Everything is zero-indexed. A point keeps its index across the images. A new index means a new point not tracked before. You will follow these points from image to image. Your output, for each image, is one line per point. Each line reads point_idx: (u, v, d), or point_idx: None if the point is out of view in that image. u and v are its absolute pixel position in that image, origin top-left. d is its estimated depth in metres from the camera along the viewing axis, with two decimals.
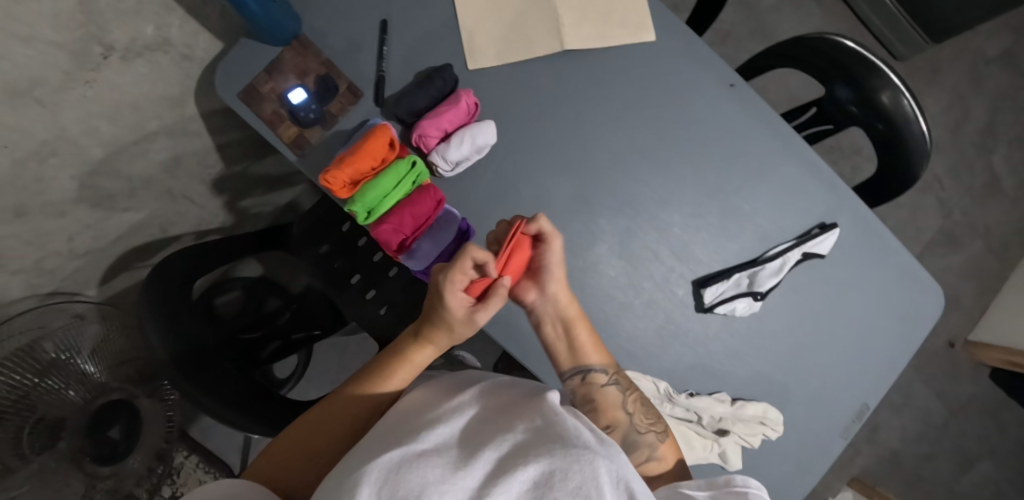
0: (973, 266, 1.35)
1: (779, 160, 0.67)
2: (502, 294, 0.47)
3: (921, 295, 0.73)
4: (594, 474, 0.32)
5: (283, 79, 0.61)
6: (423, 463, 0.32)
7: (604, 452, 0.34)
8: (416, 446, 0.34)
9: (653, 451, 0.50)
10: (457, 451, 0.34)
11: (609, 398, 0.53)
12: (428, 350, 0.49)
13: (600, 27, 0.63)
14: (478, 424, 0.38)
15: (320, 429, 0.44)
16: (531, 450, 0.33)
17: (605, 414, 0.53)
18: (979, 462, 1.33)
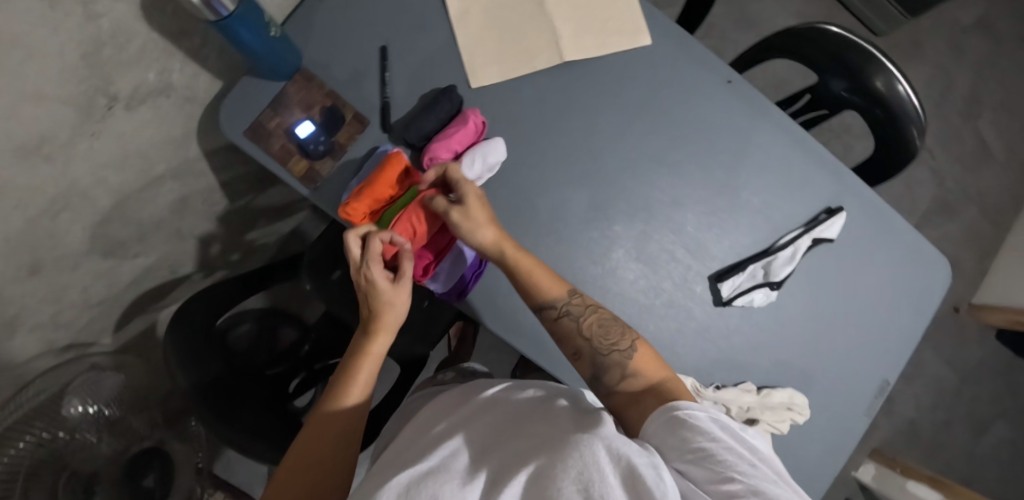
0: (970, 231, 1.38)
1: (783, 149, 0.68)
2: (409, 258, 0.53)
3: (928, 269, 0.74)
4: (592, 454, 0.33)
5: (289, 114, 0.62)
6: (425, 480, 0.35)
7: (605, 435, 0.35)
8: (423, 464, 0.38)
9: (624, 368, 0.50)
10: (465, 466, 0.38)
11: (568, 328, 0.54)
12: (385, 338, 0.53)
13: (599, 36, 0.64)
14: (487, 440, 0.41)
15: (313, 444, 0.47)
16: (536, 455, 0.36)
17: (570, 344, 0.54)
18: (994, 424, 1.35)
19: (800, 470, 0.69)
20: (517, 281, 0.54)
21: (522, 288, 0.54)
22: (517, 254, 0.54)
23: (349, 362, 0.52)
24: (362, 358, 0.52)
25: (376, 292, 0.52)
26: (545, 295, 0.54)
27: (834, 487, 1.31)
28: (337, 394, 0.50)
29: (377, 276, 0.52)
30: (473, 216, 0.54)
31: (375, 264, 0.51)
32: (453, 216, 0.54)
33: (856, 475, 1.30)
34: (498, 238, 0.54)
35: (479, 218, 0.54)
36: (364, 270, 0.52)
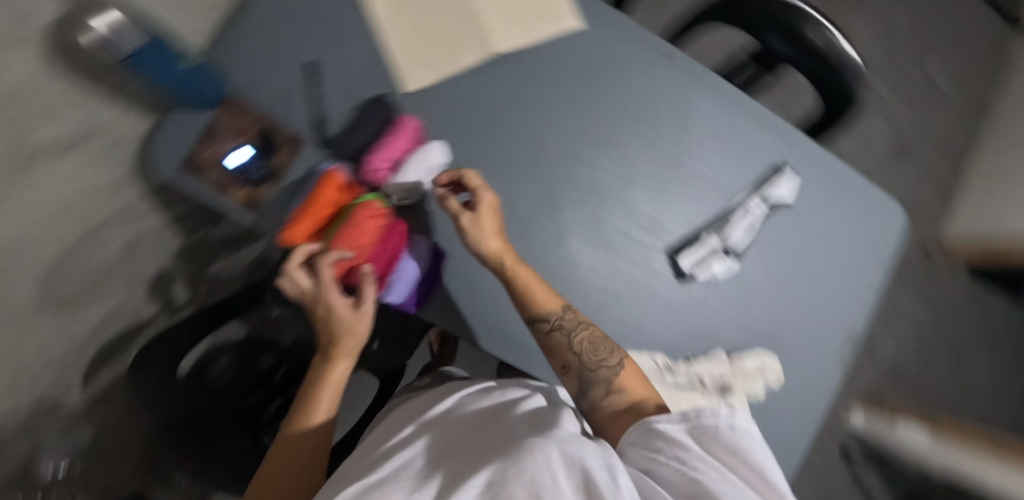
0: (929, 171, 1.41)
1: (724, 114, 0.69)
2: (370, 283, 0.52)
3: (881, 215, 0.76)
4: (546, 460, 0.35)
5: (222, 143, 0.61)
6: (379, 490, 0.36)
7: (558, 441, 0.37)
8: (375, 475, 0.39)
9: (610, 386, 0.50)
10: (421, 475, 0.38)
11: (559, 341, 0.53)
12: (344, 362, 0.52)
13: (527, 26, 0.65)
14: (445, 452, 0.43)
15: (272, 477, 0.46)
16: (487, 460, 0.37)
17: (558, 358, 0.54)
18: (975, 355, 1.39)
19: (780, 430, 0.69)
20: (517, 295, 0.53)
21: (520, 299, 0.53)
22: (519, 268, 0.53)
23: (309, 390, 0.51)
24: (324, 384, 0.51)
25: (335, 319, 0.51)
26: (541, 309, 0.53)
27: (830, 437, 1.34)
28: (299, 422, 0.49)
29: (335, 304, 0.51)
30: (484, 229, 0.54)
31: (331, 290, 0.51)
32: (462, 223, 0.54)
33: (847, 424, 1.35)
34: (501, 252, 0.53)
35: (487, 228, 0.54)
36: (321, 297, 0.52)
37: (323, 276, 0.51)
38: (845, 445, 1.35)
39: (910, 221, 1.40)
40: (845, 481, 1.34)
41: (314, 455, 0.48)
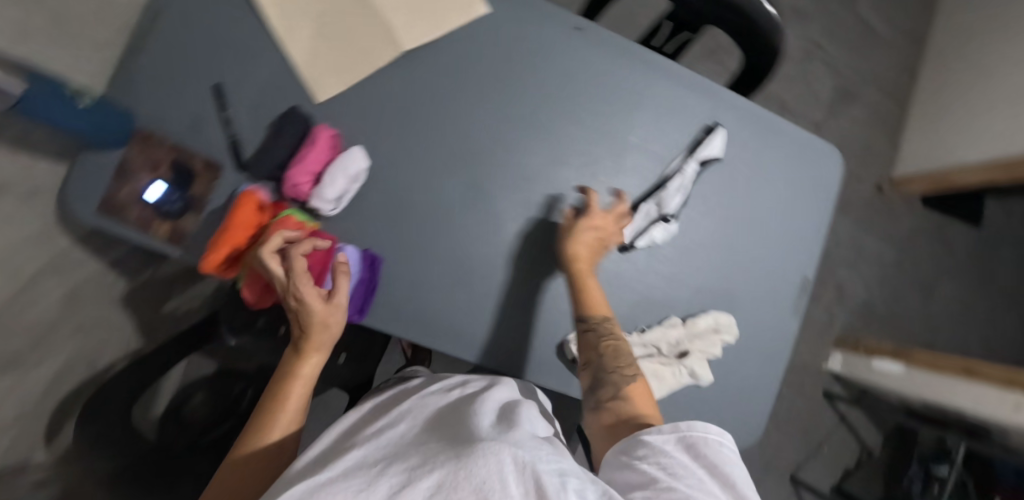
0: (875, 111, 1.43)
1: (649, 83, 0.68)
2: (345, 277, 0.50)
3: (817, 160, 0.76)
4: (498, 464, 0.33)
5: (136, 179, 0.58)
6: (328, 488, 0.34)
7: (511, 445, 0.36)
8: (325, 474, 0.37)
9: (618, 392, 0.54)
10: (374, 471, 0.37)
11: (590, 340, 0.57)
12: (316, 356, 0.51)
13: (433, 19, 0.62)
14: (402, 451, 0.41)
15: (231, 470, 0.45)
16: (438, 458, 0.36)
17: (583, 353, 0.58)
18: (941, 283, 1.43)
19: (743, 384, 0.71)
20: (576, 292, 0.60)
21: (577, 295, 0.60)
22: (588, 278, 0.60)
23: (277, 385, 0.50)
24: (294, 379, 0.50)
25: (308, 312, 0.49)
26: (595, 312, 0.58)
27: (812, 383, 1.37)
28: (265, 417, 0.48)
29: (311, 300, 0.49)
30: (580, 239, 0.60)
31: (305, 281, 0.48)
32: (564, 227, 0.62)
33: (827, 369, 1.38)
34: (581, 261, 0.60)
35: (581, 240, 0.60)
36: (291, 290, 0.49)
37: (295, 266, 0.48)
38: (827, 388, 1.38)
39: (863, 161, 1.42)
40: (831, 421, 1.38)
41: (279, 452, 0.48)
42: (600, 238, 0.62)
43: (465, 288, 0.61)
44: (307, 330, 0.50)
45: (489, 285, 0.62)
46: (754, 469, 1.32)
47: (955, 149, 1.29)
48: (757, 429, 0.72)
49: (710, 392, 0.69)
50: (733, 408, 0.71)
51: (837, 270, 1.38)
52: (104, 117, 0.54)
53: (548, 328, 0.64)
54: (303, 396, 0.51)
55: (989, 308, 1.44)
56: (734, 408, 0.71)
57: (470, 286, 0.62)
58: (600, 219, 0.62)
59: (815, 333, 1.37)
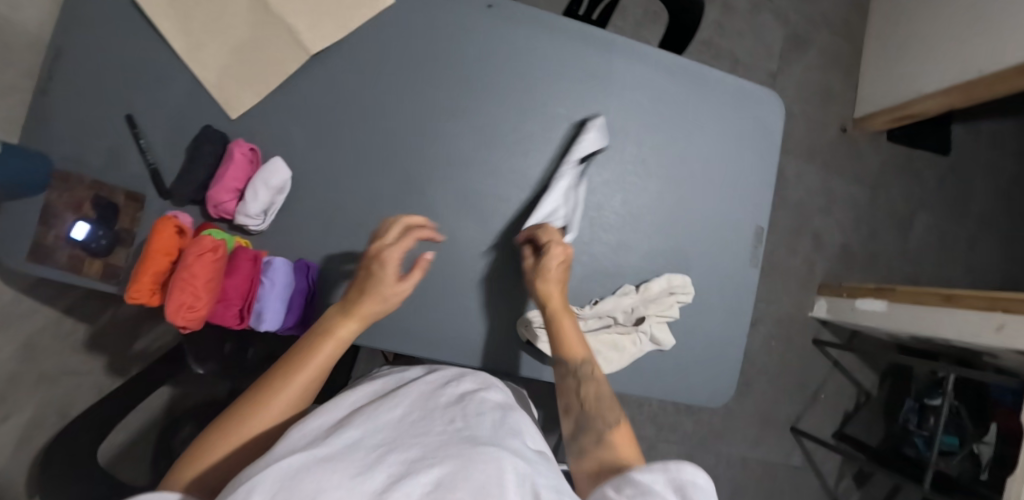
0: (828, 54, 1.42)
1: (570, 52, 0.66)
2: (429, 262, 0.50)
3: (761, 108, 0.73)
4: (500, 470, 0.30)
5: (61, 221, 0.57)
6: (323, 465, 0.29)
7: (511, 452, 0.33)
8: (319, 450, 0.31)
9: (601, 436, 0.47)
10: (371, 457, 0.31)
11: (570, 384, 0.53)
12: (355, 325, 0.47)
13: (338, 18, 0.60)
14: (405, 432, 0.35)
15: (230, 429, 0.39)
16: (439, 454, 0.31)
17: (562, 399, 0.53)
18: (917, 216, 1.43)
19: (710, 342, 0.70)
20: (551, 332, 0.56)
21: (552, 339, 0.55)
22: (563, 317, 0.56)
23: (306, 341, 0.46)
24: (323, 341, 0.45)
25: (382, 279, 0.48)
26: (571, 354, 0.54)
27: (801, 333, 1.37)
28: (277, 377, 0.43)
29: (391, 271, 0.48)
30: (547, 276, 0.56)
31: (396, 252, 0.49)
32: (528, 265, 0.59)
33: (812, 315, 1.37)
34: (552, 297, 0.56)
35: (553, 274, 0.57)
36: (378, 254, 0.49)
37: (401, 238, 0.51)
38: (816, 336, 1.38)
39: (824, 106, 1.41)
40: (825, 367, 1.38)
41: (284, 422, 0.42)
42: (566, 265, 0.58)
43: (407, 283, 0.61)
44: (365, 295, 0.48)
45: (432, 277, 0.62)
46: (753, 425, 1.34)
47: (915, 81, 1.26)
48: (732, 384, 0.71)
49: (677, 352, 0.69)
50: (704, 366, 0.70)
51: (811, 218, 1.38)
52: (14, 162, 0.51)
53: (502, 310, 0.64)
54: (325, 368, 0.45)
55: (967, 234, 1.44)
56: (705, 367, 0.70)
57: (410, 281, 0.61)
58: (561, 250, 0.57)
59: (797, 283, 1.37)
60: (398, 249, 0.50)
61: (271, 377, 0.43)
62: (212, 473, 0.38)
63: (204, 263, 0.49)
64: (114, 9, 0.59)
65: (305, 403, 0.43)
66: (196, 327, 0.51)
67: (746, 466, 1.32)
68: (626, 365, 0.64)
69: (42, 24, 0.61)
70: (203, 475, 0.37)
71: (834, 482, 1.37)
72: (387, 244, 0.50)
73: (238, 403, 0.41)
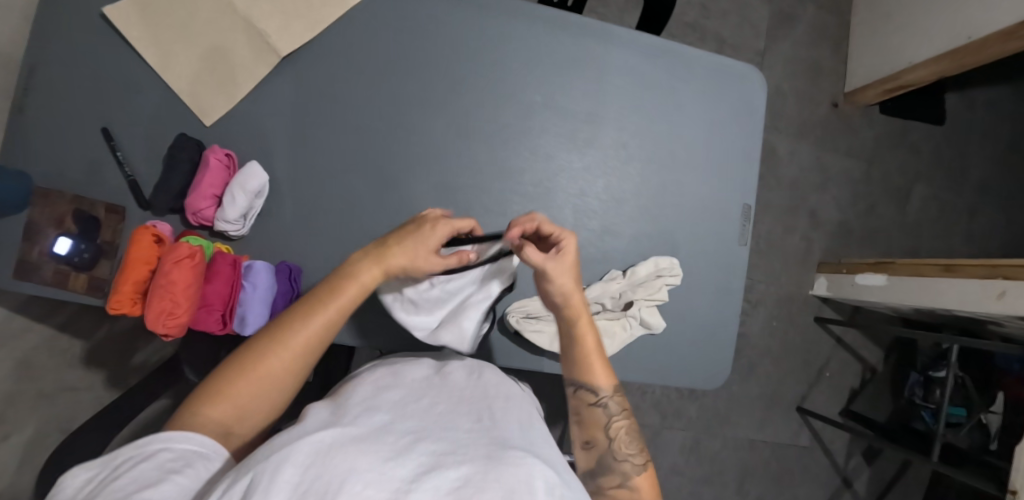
0: (816, 29, 1.40)
1: (544, 38, 0.65)
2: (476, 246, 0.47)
3: (743, 84, 0.71)
4: (528, 476, 0.30)
5: (45, 237, 0.57)
6: (359, 444, 0.29)
7: (541, 463, 0.33)
8: (353, 431, 0.31)
9: (625, 481, 0.48)
10: (401, 443, 0.31)
11: (597, 417, 0.51)
12: (378, 274, 0.44)
13: (307, 19, 0.60)
14: (433, 423, 0.35)
15: (249, 362, 0.40)
16: (468, 452, 0.32)
17: (585, 431, 0.51)
18: (914, 188, 1.41)
19: (702, 323, 0.70)
20: (570, 355, 0.52)
21: (572, 365, 0.51)
22: (586, 338, 0.50)
23: (330, 282, 0.44)
24: (344, 286, 0.43)
25: (423, 238, 0.45)
26: (593, 384, 0.51)
27: (802, 312, 1.36)
28: (295, 320, 0.42)
29: (432, 232, 0.46)
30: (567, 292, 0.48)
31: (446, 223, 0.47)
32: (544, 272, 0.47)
33: (813, 294, 1.36)
34: (579, 312, 0.49)
35: (565, 282, 0.48)
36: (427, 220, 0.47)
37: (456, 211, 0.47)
38: (817, 314, 1.37)
39: (814, 82, 1.39)
40: (828, 345, 1.36)
41: (301, 362, 0.42)
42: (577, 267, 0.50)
43: None
44: (394, 247, 0.45)
45: None
46: (758, 407, 1.33)
47: (904, 51, 1.23)
48: (727, 365, 0.70)
49: (669, 335, 0.68)
50: (696, 348, 0.69)
51: (807, 195, 1.37)
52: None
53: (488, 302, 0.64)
54: (344, 314, 0.43)
55: (966, 203, 1.42)
56: (698, 349, 0.69)
57: None
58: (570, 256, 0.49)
59: (795, 262, 1.36)
60: (450, 219, 0.47)
61: (289, 321, 0.42)
62: (232, 410, 0.39)
63: (182, 270, 0.50)
64: (84, 23, 0.59)
65: (324, 344, 0.43)
66: (179, 333, 0.52)
67: (753, 448, 1.32)
68: (616, 350, 0.63)
69: (14, 43, 0.60)
70: (223, 412, 0.38)
71: (843, 460, 1.36)
72: (438, 211, 0.48)
73: (257, 341, 0.41)
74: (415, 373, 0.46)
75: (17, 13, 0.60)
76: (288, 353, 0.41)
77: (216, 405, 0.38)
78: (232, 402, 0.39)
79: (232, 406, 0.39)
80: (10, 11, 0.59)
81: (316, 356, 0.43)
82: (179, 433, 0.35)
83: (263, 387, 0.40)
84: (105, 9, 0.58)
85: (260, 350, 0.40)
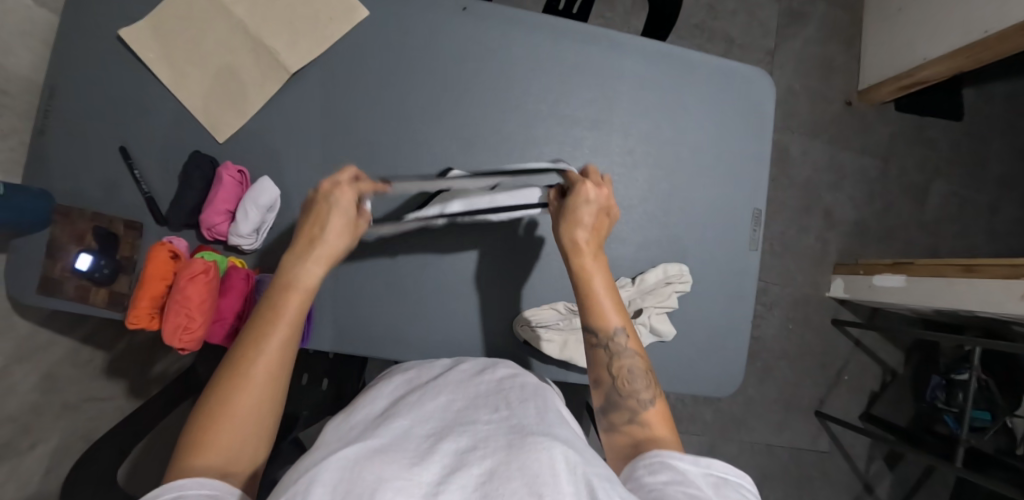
0: (827, 25, 1.38)
1: (547, 46, 0.65)
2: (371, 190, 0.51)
3: (751, 87, 0.70)
4: (550, 461, 0.30)
5: (67, 253, 0.59)
6: (380, 455, 0.30)
7: (562, 443, 0.33)
8: (376, 442, 0.32)
9: (635, 416, 0.45)
10: (423, 448, 0.31)
11: (600, 358, 0.49)
12: (317, 268, 0.46)
13: (314, 36, 0.62)
14: (452, 422, 0.35)
15: (221, 403, 0.39)
16: (489, 445, 0.31)
17: (593, 370, 0.49)
18: (933, 185, 1.38)
19: (713, 328, 0.69)
20: (581, 300, 0.51)
21: (582, 309, 0.50)
22: (593, 276, 0.50)
23: (274, 295, 0.44)
24: (287, 294, 0.44)
25: (333, 217, 0.48)
26: (603, 326, 0.49)
27: (818, 314, 1.33)
28: (250, 343, 0.41)
29: (347, 205, 0.49)
30: (577, 223, 0.51)
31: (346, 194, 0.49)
32: (557, 213, 0.54)
33: (829, 296, 1.33)
34: (585, 254, 0.50)
35: (582, 221, 0.51)
36: (328, 199, 0.49)
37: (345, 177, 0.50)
38: (835, 316, 1.34)
39: (826, 79, 1.37)
40: (846, 348, 1.33)
41: (274, 382, 0.41)
42: (603, 210, 0.53)
43: (394, 290, 0.63)
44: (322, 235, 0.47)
45: (423, 286, 0.64)
46: (776, 410, 1.31)
47: (918, 47, 1.21)
48: (740, 370, 0.69)
49: (680, 341, 0.68)
50: (709, 354, 0.69)
51: (821, 195, 1.34)
52: (21, 201, 0.52)
53: (497, 310, 0.65)
54: (297, 320, 0.44)
55: (988, 200, 1.38)
56: (709, 355, 0.69)
57: (398, 287, 0.63)
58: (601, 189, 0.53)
59: (810, 263, 1.34)
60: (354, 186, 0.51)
61: (244, 347, 0.41)
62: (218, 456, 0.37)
63: (196, 286, 0.51)
64: (102, 46, 0.61)
65: (289, 358, 0.43)
66: (194, 347, 0.54)
67: (771, 453, 1.30)
68: None
69: (35, 67, 0.62)
70: (212, 463, 0.36)
71: (865, 465, 1.33)
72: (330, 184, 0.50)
73: (220, 382, 0.40)
74: (428, 374, 0.47)
75: (39, 37, 0.62)
76: (257, 377, 0.40)
77: (201, 456, 0.36)
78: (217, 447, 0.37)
79: (219, 451, 0.37)
80: (32, 35, 0.61)
81: (287, 371, 0.43)
82: (190, 480, 0.34)
83: (247, 421, 0.39)
84: (121, 31, 0.60)
85: (227, 387, 0.39)
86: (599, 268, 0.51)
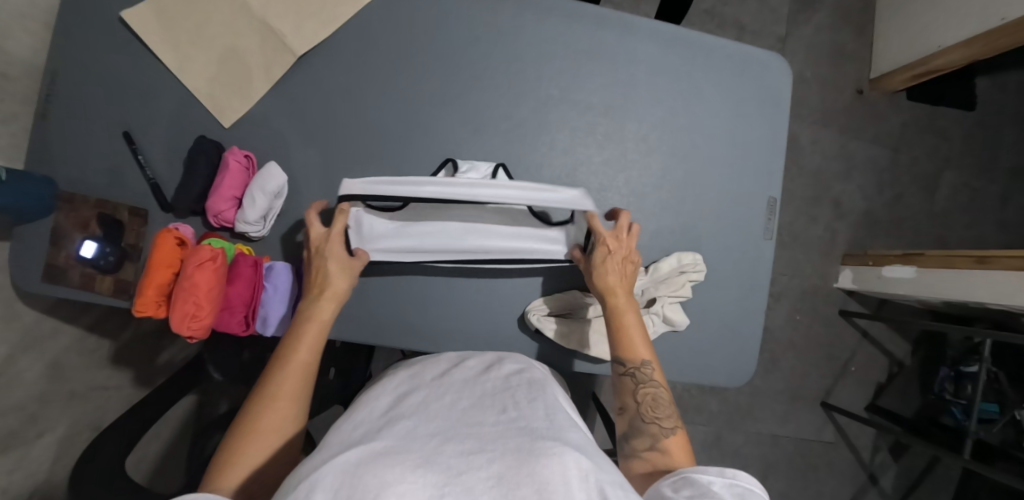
0: (839, 12, 1.35)
1: (559, 30, 0.64)
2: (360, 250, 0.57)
3: (768, 72, 0.69)
4: (560, 468, 0.29)
5: (71, 241, 0.58)
6: (384, 458, 0.29)
7: (573, 448, 0.31)
8: (379, 445, 0.31)
9: (656, 442, 0.46)
10: (427, 448, 0.30)
11: (626, 385, 0.50)
12: (331, 306, 0.52)
13: (321, 16, 0.60)
14: (457, 421, 0.34)
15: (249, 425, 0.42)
16: (498, 447, 0.31)
17: (619, 399, 0.51)
18: (944, 176, 1.36)
19: (724, 318, 0.68)
20: (612, 332, 0.54)
21: (613, 340, 0.53)
22: (625, 315, 0.54)
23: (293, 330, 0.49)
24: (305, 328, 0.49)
25: (327, 262, 0.53)
26: (631, 356, 0.51)
27: (826, 305, 1.32)
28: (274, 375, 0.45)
29: (332, 258, 0.53)
30: (607, 267, 0.55)
31: (320, 232, 0.54)
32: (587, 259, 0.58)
33: (838, 287, 1.32)
34: (616, 294, 0.55)
35: (610, 266, 0.55)
36: (319, 248, 0.54)
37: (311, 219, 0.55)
38: (843, 307, 1.33)
39: (838, 67, 1.35)
40: (853, 339, 1.32)
41: (295, 406, 0.44)
42: (626, 260, 0.57)
43: (404, 280, 0.62)
44: (328, 277, 0.53)
45: (434, 275, 0.63)
46: (782, 400, 1.30)
47: (932, 34, 1.19)
48: (751, 361, 0.68)
49: (693, 331, 0.67)
50: (721, 344, 0.68)
51: (831, 185, 1.33)
52: (21, 185, 0.51)
53: (507, 298, 0.64)
54: (315, 350, 0.49)
55: (998, 191, 1.37)
56: (720, 345, 0.68)
57: (409, 276, 0.62)
58: (619, 238, 0.57)
59: (818, 253, 1.32)
60: (337, 233, 0.54)
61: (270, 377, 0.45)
62: (249, 474, 0.39)
63: (205, 273, 0.51)
64: (104, 28, 0.59)
65: (309, 386, 0.46)
66: (203, 336, 0.53)
67: (777, 443, 1.30)
68: None
69: (37, 50, 0.61)
70: (238, 479, 0.38)
71: (869, 456, 1.33)
72: (314, 235, 0.54)
73: (248, 409, 0.43)
74: (432, 371, 0.46)
75: (39, 19, 0.60)
76: (282, 397, 0.44)
77: (228, 474, 0.38)
78: (247, 463, 0.40)
79: (245, 470, 0.39)
80: (32, 18, 0.59)
81: (305, 402, 0.46)
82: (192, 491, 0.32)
83: (273, 439, 0.42)
84: (124, 13, 0.59)
85: (255, 410, 0.43)
86: (630, 308, 0.54)
